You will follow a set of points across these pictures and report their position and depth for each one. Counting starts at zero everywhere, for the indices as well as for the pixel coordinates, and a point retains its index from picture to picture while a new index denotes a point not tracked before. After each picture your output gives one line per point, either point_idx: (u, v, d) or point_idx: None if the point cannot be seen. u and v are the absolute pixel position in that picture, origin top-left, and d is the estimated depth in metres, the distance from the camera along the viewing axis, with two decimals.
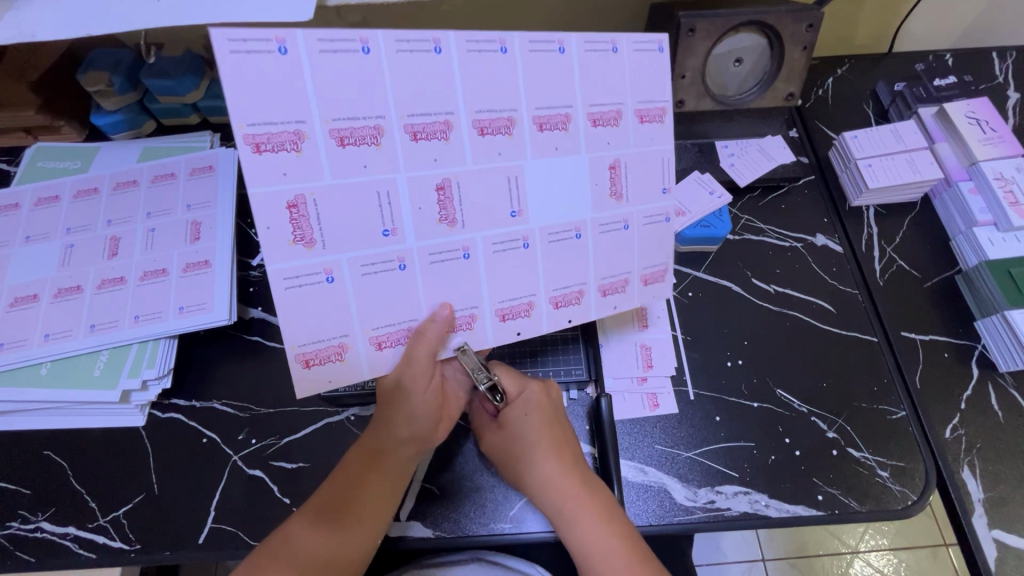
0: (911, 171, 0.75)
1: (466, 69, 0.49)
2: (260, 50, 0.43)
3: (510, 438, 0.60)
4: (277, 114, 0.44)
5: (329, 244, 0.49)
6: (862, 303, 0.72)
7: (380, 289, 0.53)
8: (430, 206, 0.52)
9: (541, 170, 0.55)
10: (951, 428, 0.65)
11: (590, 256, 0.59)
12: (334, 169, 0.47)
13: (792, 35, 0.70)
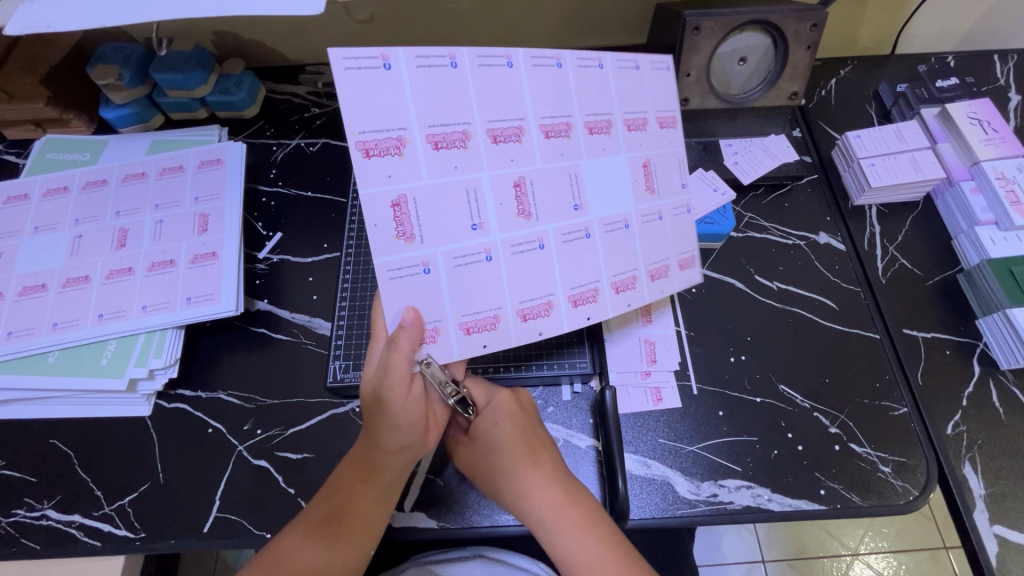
0: (914, 170, 0.76)
1: (532, 81, 0.53)
2: (368, 67, 0.46)
3: (484, 450, 0.59)
4: (383, 122, 0.47)
5: (432, 238, 0.51)
6: (865, 301, 0.73)
7: (470, 283, 0.53)
8: (509, 201, 0.53)
9: (597, 169, 0.57)
10: (953, 424, 0.65)
11: (638, 245, 0.60)
12: (430, 171, 0.49)
13: (796, 35, 0.70)
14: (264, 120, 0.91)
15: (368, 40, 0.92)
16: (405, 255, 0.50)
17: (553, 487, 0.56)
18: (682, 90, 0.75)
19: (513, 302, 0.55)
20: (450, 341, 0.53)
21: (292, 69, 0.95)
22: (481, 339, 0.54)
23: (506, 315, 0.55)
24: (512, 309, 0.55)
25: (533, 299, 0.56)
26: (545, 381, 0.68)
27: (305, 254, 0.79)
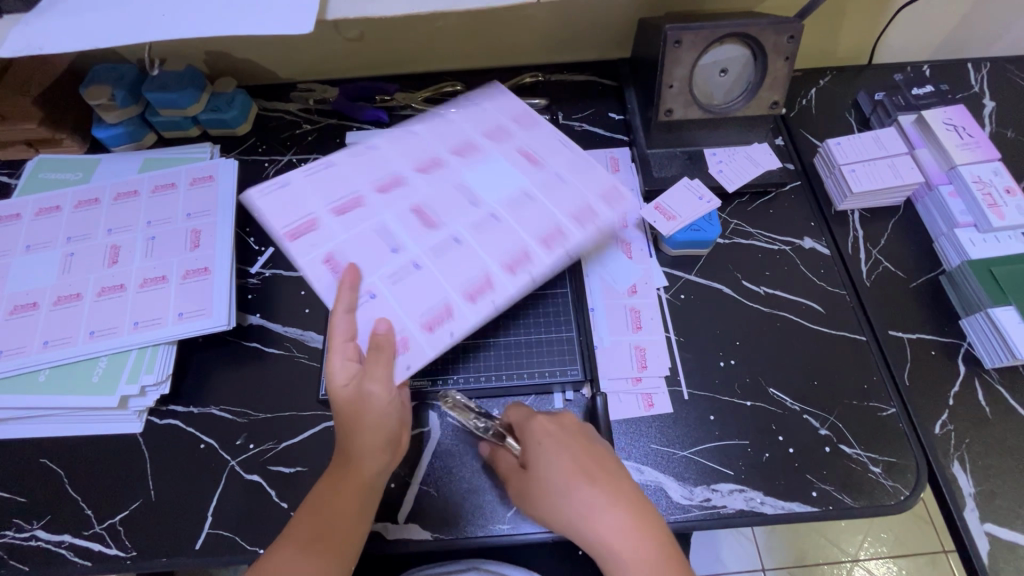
0: (894, 175, 0.78)
1: (386, 146, 0.68)
2: (273, 189, 0.62)
3: (539, 476, 0.57)
4: (294, 213, 0.61)
5: (384, 274, 0.60)
6: (850, 304, 0.74)
7: (381, 310, 0.59)
8: (398, 229, 0.63)
9: (481, 174, 0.67)
10: (941, 423, 0.66)
11: (524, 222, 0.64)
12: (335, 229, 0.61)
13: (774, 46, 0.72)
14: (256, 138, 0.92)
15: (358, 58, 0.94)
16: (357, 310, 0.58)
17: (622, 512, 0.53)
18: (666, 101, 0.77)
19: (456, 288, 0.60)
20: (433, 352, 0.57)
21: (284, 87, 0.96)
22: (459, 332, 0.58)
23: (452, 267, 0.61)
24: (457, 268, 0.61)
25: (445, 260, 0.61)
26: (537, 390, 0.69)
27: (298, 268, 0.79)
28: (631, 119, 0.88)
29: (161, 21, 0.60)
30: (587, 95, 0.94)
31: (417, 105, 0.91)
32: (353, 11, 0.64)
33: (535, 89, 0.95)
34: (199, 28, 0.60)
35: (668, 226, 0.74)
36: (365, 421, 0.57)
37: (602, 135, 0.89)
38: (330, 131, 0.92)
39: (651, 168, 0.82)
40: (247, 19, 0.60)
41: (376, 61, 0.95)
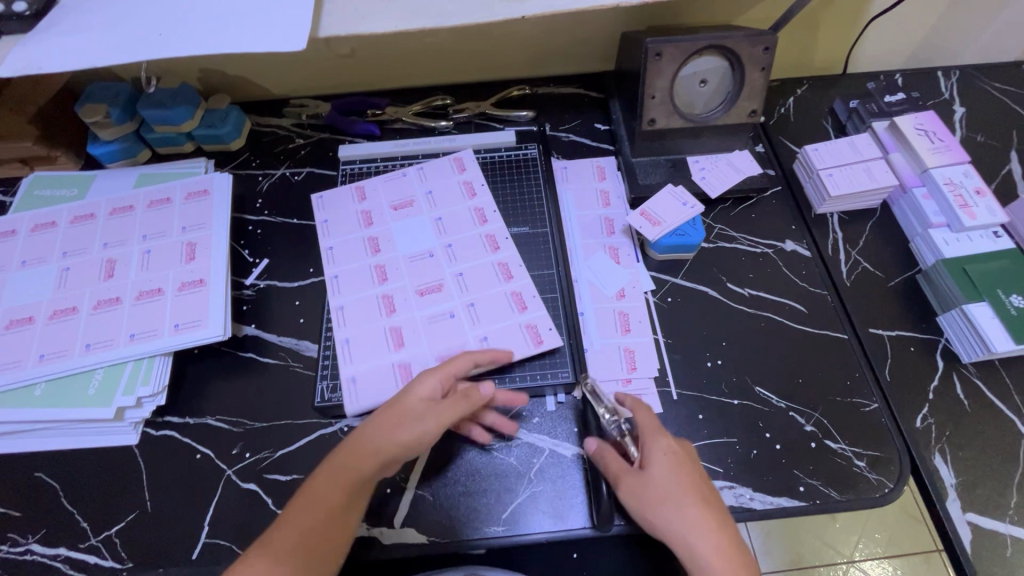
0: (869, 179, 0.80)
1: (343, 224, 0.83)
2: (344, 351, 0.72)
3: (649, 482, 0.58)
4: (365, 331, 0.73)
5: (398, 309, 0.75)
6: (832, 303, 0.76)
7: (459, 329, 0.73)
8: (421, 281, 0.77)
9: (399, 230, 0.81)
10: (922, 417, 0.68)
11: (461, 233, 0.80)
12: (406, 315, 0.74)
13: (750, 58, 0.75)
14: (250, 152, 0.94)
15: (348, 73, 0.96)
16: (385, 357, 0.71)
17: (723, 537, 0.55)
18: (648, 111, 0.79)
19: (460, 302, 0.75)
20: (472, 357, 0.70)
21: (276, 103, 0.98)
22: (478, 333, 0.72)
23: (447, 283, 0.76)
24: (450, 282, 0.76)
25: (428, 282, 0.76)
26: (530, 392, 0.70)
27: (292, 279, 0.81)
28: (616, 130, 0.90)
29: (157, 39, 0.62)
30: (573, 107, 0.96)
31: (407, 119, 0.93)
32: (344, 28, 0.67)
33: (523, 101, 0.97)
34: (194, 46, 0.62)
35: (654, 231, 0.76)
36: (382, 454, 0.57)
37: (588, 145, 0.92)
38: (322, 144, 0.94)
39: (636, 176, 0.84)
40: (240, 37, 0.62)
41: (366, 76, 0.97)
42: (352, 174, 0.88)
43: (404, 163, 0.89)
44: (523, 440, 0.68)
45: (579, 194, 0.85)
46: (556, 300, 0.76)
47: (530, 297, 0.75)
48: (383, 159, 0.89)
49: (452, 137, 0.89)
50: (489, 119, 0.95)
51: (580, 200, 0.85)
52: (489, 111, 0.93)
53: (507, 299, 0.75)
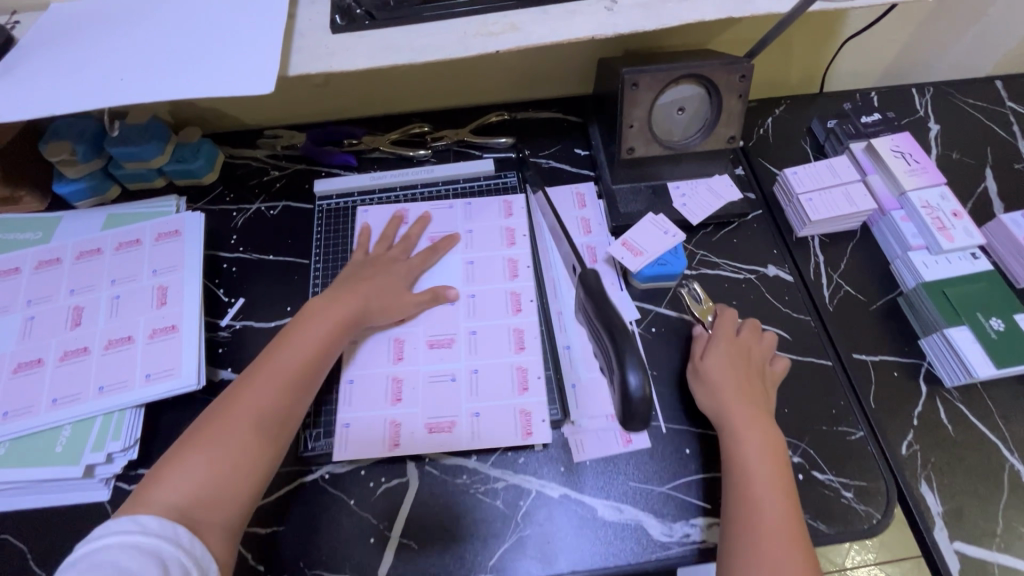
0: (848, 203, 0.81)
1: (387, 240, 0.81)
2: (348, 390, 0.71)
3: (727, 382, 0.66)
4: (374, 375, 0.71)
5: (405, 358, 0.72)
6: (815, 328, 0.76)
7: (444, 398, 0.70)
8: (434, 332, 0.74)
9: (448, 258, 0.80)
10: (907, 444, 0.68)
11: (478, 267, 0.79)
12: (422, 362, 0.72)
13: (727, 85, 0.75)
14: (224, 186, 0.92)
15: (322, 102, 0.94)
16: (382, 412, 0.69)
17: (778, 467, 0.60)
18: (627, 140, 0.79)
19: (465, 366, 0.72)
20: (462, 432, 0.68)
21: (250, 134, 0.96)
22: (472, 407, 0.69)
23: (459, 339, 0.74)
24: (461, 338, 0.74)
25: (438, 334, 0.74)
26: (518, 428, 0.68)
27: (270, 318, 0.79)
28: (596, 155, 0.90)
29: (119, 86, 0.61)
30: (553, 132, 0.96)
31: (385, 148, 0.92)
32: (315, 66, 0.67)
33: (502, 127, 0.96)
34: (158, 92, 0.60)
35: (635, 262, 0.76)
36: (276, 371, 0.62)
37: (569, 171, 0.91)
38: (298, 176, 0.92)
39: (617, 204, 0.84)
40: (206, 81, 0.61)
41: (341, 105, 0.96)
42: (329, 209, 0.86)
43: (382, 196, 0.87)
44: (510, 481, 0.66)
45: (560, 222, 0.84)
46: (601, 297, 0.65)
47: (530, 337, 0.73)
48: (359, 194, 0.87)
49: (430, 168, 0.89)
50: (468, 147, 0.93)
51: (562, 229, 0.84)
52: (468, 139, 0.92)
53: (508, 335, 0.74)
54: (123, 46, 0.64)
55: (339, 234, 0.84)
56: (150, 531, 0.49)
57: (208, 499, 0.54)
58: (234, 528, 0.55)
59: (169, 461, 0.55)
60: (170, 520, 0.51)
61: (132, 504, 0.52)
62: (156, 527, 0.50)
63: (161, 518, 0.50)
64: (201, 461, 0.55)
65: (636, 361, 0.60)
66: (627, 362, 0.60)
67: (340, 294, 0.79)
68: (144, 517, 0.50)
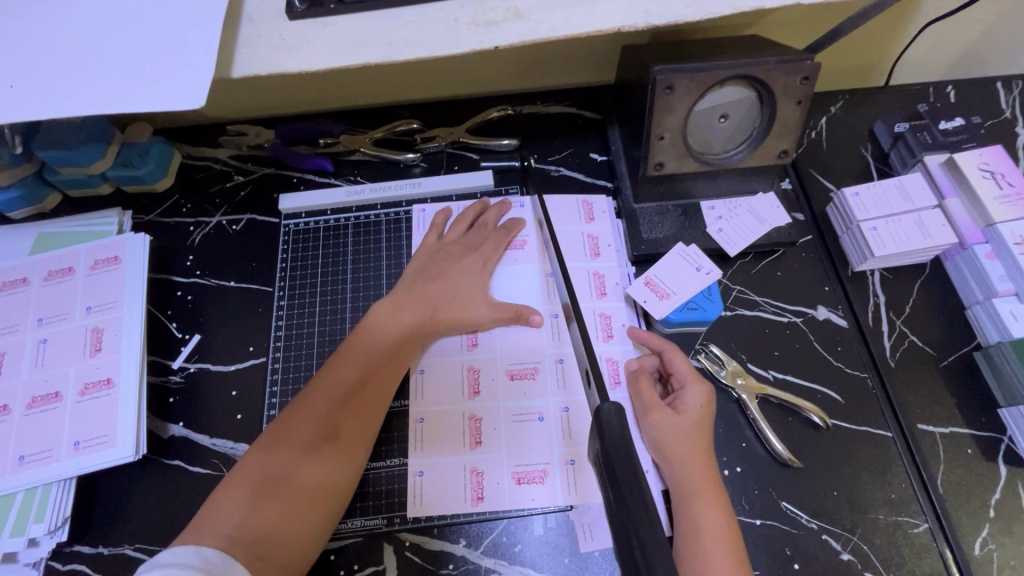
0: (921, 235, 0.67)
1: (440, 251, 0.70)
2: (413, 431, 0.62)
3: (683, 432, 0.55)
4: (447, 412, 0.62)
5: (483, 391, 0.63)
6: (873, 389, 0.64)
7: (528, 443, 0.61)
8: (516, 362, 0.65)
9: (520, 273, 0.70)
10: (981, 541, 0.57)
11: (535, 287, 0.69)
12: (505, 397, 0.63)
13: (785, 89, 0.60)
14: (180, 193, 0.79)
15: (292, 92, 0.80)
16: (457, 457, 0.60)
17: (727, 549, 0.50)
18: (656, 154, 0.65)
19: (555, 404, 0.62)
20: (557, 482, 0.59)
21: (210, 130, 0.82)
22: (566, 453, 0.60)
23: (544, 370, 0.64)
24: (548, 369, 0.64)
25: (522, 363, 0.65)
26: (513, 508, 0.58)
27: (228, 361, 0.67)
28: (615, 164, 0.75)
29: (7, 95, 0.48)
30: (565, 132, 0.81)
31: (366, 150, 0.77)
32: (263, 67, 0.52)
33: (505, 124, 0.81)
34: (59, 106, 0.47)
35: (661, 307, 0.64)
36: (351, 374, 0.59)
37: (582, 181, 0.77)
38: (265, 182, 0.79)
39: (639, 228, 0.70)
40: (117, 90, 0.48)
41: (315, 95, 0.81)
42: (297, 228, 0.74)
43: (359, 214, 0.74)
44: (503, 574, 0.56)
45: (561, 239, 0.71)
46: (637, 494, 0.36)
47: (568, 371, 0.64)
48: (333, 211, 0.74)
49: (417, 180, 0.75)
50: (465, 149, 0.79)
51: (564, 249, 0.70)
52: (464, 140, 0.78)
53: (602, 367, 0.63)
54: (11, 37, 0.50)
55: (310, 260, 0.72)
56: (212, 572, 0.45)
57: (269, 532, 0.50)
58: (297, 567, 0.51)
59: (232, 483, 0.53)
60: (234, 561, 0.47)
61: (194, 530, 0.50)
62: (222, 569, 0.46)
63: (223, 553, 0.47)
64: (265, 488, 0.52)
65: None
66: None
67: (317, 333, 0.68)
68: (206, 550, 0.47)
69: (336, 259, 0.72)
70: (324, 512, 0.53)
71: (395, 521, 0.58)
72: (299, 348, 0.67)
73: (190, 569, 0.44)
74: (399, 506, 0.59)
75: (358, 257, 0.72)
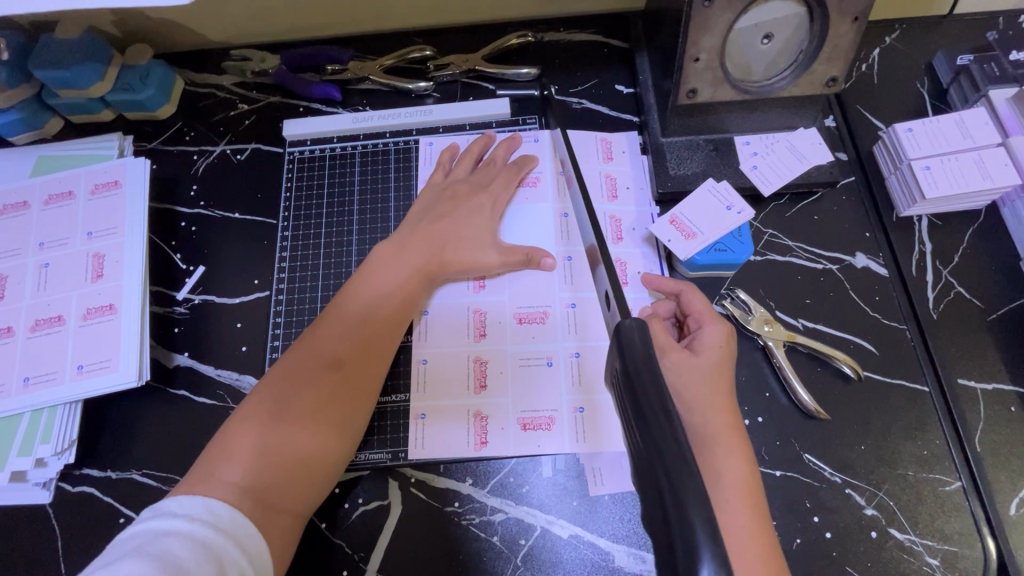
0: (980, 175, 0.61)
1: None
2: (415, 372, 0.60)
3: (703, 377, 0.51)
4: (451, 353, 0.60)
5: (490, 334, 0.61)
6: (911, 343, 0.59)
7: (536, 388, 0.58)
8: (525, 306, 0.62)
9: (534, 212, 0.66)
10: (1018, 502, 0.53)
11: (549, 226, 0.65)
12: (513, 341, 0.60)
13: (840, 2, 0.53)
14: (183, 121, 0.75)
15: (297, 13, 0.74)
16: (461, 400, 0.58)
17: (745, 502, 0.47)
18: (689, 79, 0.59)
19: (566, 349, 0.60)
20: (565, 429, 0.57)
21: (213, 55, 0.78)
22: (576, 400, 0.58)
23: (555, 315, 0.61)
24: (559, 315, 0.61)
25: (532, 307, 0.61)
26: (519, 451, 0.56)
27: (232, 294, 0.65)
28: (643, 96, 0.69)
29: None
30: (589, 61, 0.74)
31: (376, 77, 0.72)
32: None
33: (523, 52, 0.75)
34: None
35: (686, 247, 0.60)
36: (356, 312, 0.56)
37: (606, 115, 0.71)
38: (270, 111, 0.75)
39: (665, 163, 0.65)
40: None
41: (322, 18, 0.76)
42: (302, 157, 0.70)
43: (366, 143, 0.70)
44: (509, 514, 0.55)
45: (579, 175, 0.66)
46: (672, 438, 0.33)
47: (580, 316, 0.61)
48: (339, 139, 0.71)
49: (428, 108, 0.71)
50: (480, 78, 0.74)
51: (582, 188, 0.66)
52: (480, 68, 0.72)
53: None
54: None
55: (314, 193, 0.68)
56: (220, 527, 0.43)
57: (280, 478, 0.48)
58: (305, 511, 0.50)
59: (232, 430, 0.49)
60: (243, 514, 0.45)
61: (196, 478, 0.46)
62: (229, 523, 0.43)
63: (231, 505, 0.45)
64: (269, 430, 0.49)
65: (713, 551, 0.30)
66: (697, 557, 0.30)
67: (320, 270, 0.65)
68: (215, 502, 0.44)
69: (342, 191, 0.68)
70: (331, 453, 0.51)
71: (400, 456, 0.57)
72: (303, 284, 0.65)
73: (198, 522, 0.42)
74: (402, 443, 0.57)
75: (364, 191, 0.68)
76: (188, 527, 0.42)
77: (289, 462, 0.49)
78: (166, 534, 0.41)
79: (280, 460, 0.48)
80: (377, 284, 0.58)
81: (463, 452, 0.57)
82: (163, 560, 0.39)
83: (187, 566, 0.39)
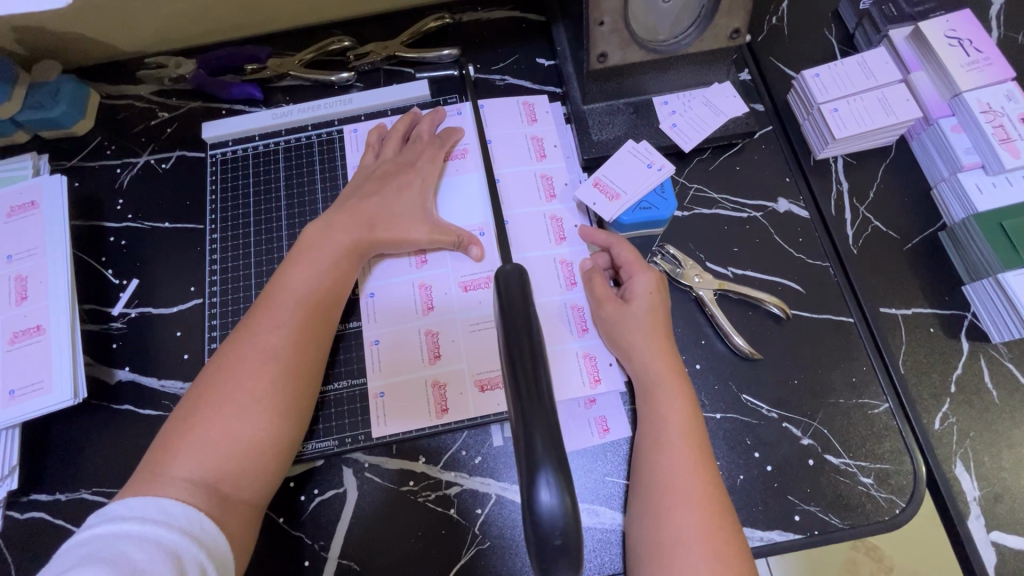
0: (884, 112, 0.63)
1: None
2: (367, 353, 0.60)
3: (641, 324, 0.54)
4: (400, 329, 0.61)
5: (437, 307, 0.61)
6: (835, 278, 0.62)
7: (485, 348, 0.59)
8: (466, 273, 0.62)
9: (466, 183, 0.67)
10: (941, 417, 0.57)
11: (481, 195, 0.66)
12: (461, 308, 0.61)
13: None
14: (103, 135, 0.73)
15: (207, 15, 0.73)
16: (416, 373, 0.59)
17: (683, 436, 0.49)
18: (597, 43, 0.59)
19: None
20: None
21: (128, 66, 0.76)
22: None
23: None
24: None
25: (475, 274, 0.62)
26: (481, 411, 0.57)
27: (170, 303, 0.65)
28: (562, 66, 0.70)
29: None
30: (509, 37, 0.75)
31: (295, 73, 0.72)
32: None
33: (443, 35, 0.76)
34: None
35: (610, 209, 0.61)
36: (287, 297, 0.55)
37: (528, 88, 0.72)
38: (192, 116, 0.73)
39: (588, 130, 0.66)
40: None
41: (234, 19, 0.74)
42: (226, 158, 0.70)
43: (289, 138, 0.70)
44: (465, 486, 0.56)
45: (504, 145, 0.67)
46: (531, 362, 0.32)
47: None
48: (262, 136, 0.70)
49: (348, 97, 0.71)
50: (402, 64, 0.74)
51: (507, 153, 0.67)
52: (401, 54, 0.72)
53: (556, 271, 0.62)
54: None
55: (244, 191, 0.68)
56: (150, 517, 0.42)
57: (229, 470, 0.48)
58: (259, 500, 0.50)
59: (176, 429, 0.49)
60: (197, 509, 0.44)
61: (143, 481, 0.46)
62: (163, 513, 0.43)
63: (185, 503, 0.44)
64: (208, 423, 0.49)
65: (552, 461, 0.29)
66: (538, 467, 0.29)
67: (255, 262, 0.65)
68: (166, 501, 0.44)
69: (269, 187, 0.68)
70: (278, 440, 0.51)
71: (347, 441, 0.57)
72: (236, 280, 0.65)
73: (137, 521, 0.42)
74: (355, 427, 0.58)
75: (296, 183, 0.68)
76: (131, 526, 0.41)
77: (235, 453, 0.48)
78: (113, 537, 0.41)
79: (226, 451, 0.48)
80: (308, 269, 0.57)
81: (425, 420, 0.57)
82: (116, 562, 0.39)
83: (141, 566, 0.39)
